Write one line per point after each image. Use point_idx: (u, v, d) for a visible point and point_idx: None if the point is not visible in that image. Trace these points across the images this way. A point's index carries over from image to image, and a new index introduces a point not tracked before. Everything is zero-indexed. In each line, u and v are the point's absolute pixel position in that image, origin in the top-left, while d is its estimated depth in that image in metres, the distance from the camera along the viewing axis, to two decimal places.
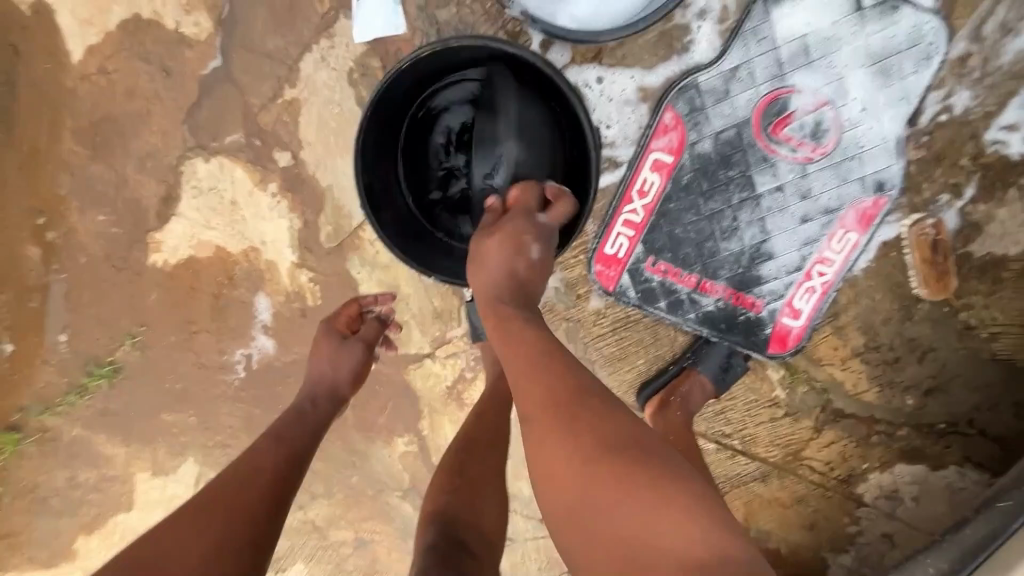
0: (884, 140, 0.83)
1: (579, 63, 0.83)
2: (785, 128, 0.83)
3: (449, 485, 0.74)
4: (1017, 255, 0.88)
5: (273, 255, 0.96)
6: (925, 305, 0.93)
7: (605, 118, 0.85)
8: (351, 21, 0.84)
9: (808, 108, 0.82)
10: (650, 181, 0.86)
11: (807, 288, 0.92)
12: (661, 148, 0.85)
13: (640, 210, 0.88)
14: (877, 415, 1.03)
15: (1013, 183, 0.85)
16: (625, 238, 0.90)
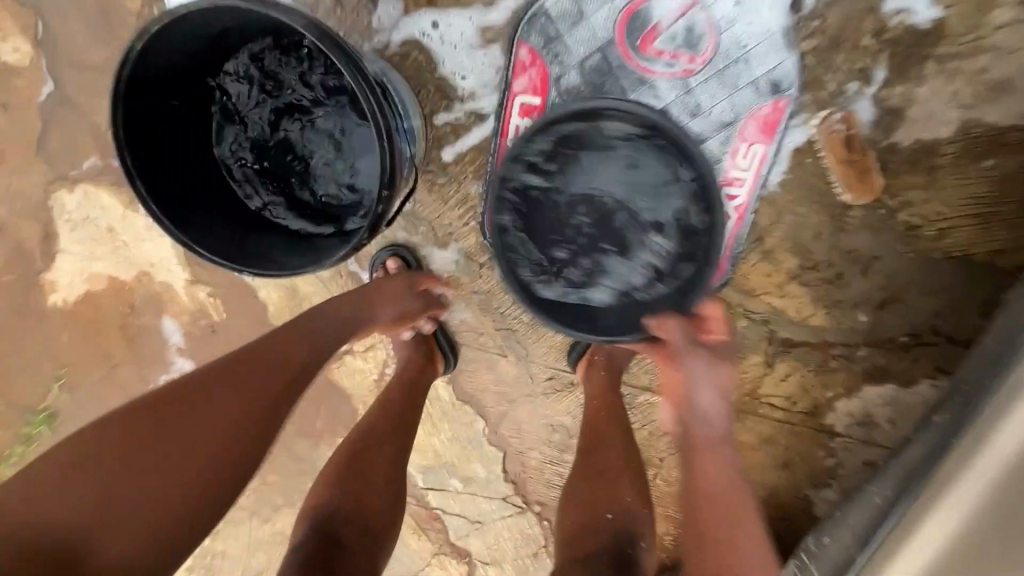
0: (768, 33, 0.73)
1: (413, 13, 0.77)
2: (654, 41, 0.74)
3: (338, 475, 0.77)
4: (949, 137, 0.78)
5: (166, 275, 0.94)
6: (857, 210, 0.83)
7: (458, 68, 0.78)
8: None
9: (675, 15, 0.73)
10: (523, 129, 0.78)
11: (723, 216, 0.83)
12: (523, 91, 0.77)
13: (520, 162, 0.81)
14: (831, 338, 0.94)
15: (928, 55, 0.74)
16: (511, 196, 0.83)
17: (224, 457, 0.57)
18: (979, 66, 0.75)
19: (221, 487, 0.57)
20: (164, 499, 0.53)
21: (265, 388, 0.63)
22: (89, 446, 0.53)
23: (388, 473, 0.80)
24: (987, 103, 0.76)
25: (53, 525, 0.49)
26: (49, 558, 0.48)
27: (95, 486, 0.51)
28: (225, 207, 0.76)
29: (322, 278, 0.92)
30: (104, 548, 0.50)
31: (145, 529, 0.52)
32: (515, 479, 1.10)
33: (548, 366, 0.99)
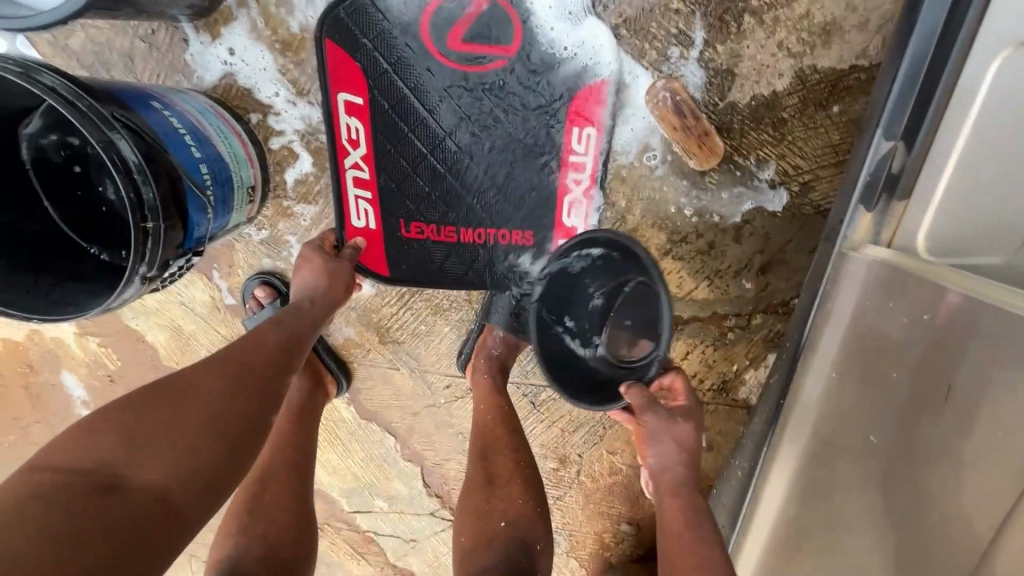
0: (572, 15, 0.75)
1: (224, 37, 0.78)
2: (463, 36, 0.75)
3: (239, 524, 0.75)
4: (787, 88, 0.76)
5: (55, 332, 0.96)
6: (712, 174, 0.81)
7: (272, 89, 0.80)
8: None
9: (476, 6, 0.74)
10: (353, 128, 0.79)
11: (572, 201, 0.81)
12: (345, 91, 0.78)
13: (362, 163, 0.80)
14: (723, 310, 0.89)
15: (743, 10, 0.73)
16: (365, 202, 0.82)
17: (209, 437, 0.53)
18: (799, 12, 0.73)
19: (193, 499, 0.50)
20: (192, 450, 0.51)
21: (252, 367, 0.61)
22: (105, 409, 0.51)
23: (291, 505, 0.79)
24: (817, 48, 0.74)
25: (105, 450, 0.48)
26: (88, 479, 0.46)
27: (118, 442, 0.49)
28: (62, 268, 0.64)
29: (201, 314, 0.93)
30: (139, 475, 0.48)
31: (69, 526, 0.43)
32: (438, 493, 1.07)
33: (443, 373, 0.97)
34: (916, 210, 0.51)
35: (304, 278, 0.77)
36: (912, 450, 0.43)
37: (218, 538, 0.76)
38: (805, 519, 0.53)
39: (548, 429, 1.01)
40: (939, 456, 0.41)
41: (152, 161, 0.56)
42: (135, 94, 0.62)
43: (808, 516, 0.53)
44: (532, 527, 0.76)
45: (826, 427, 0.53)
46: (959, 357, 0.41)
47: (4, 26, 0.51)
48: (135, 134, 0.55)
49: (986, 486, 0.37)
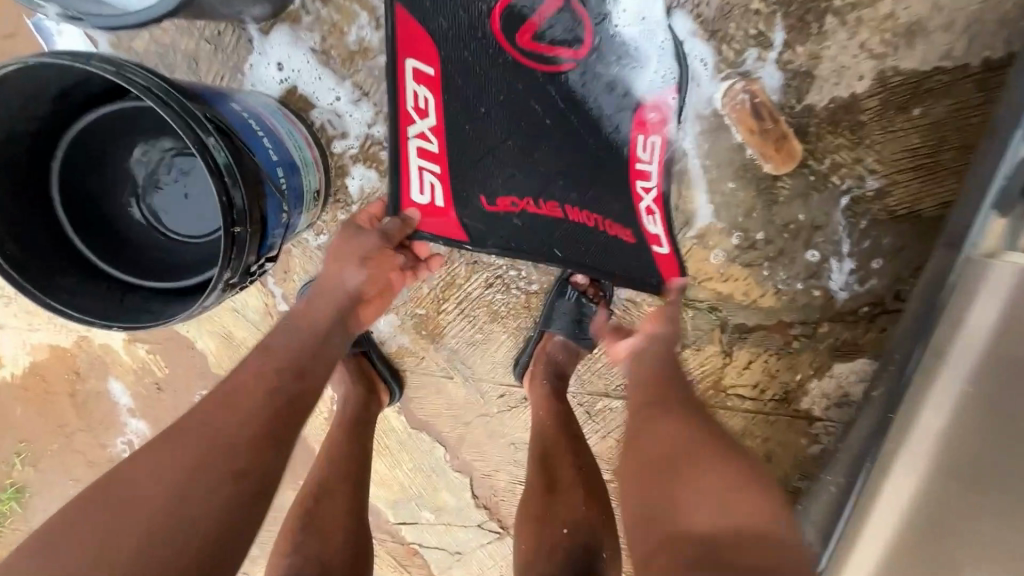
0: (645, 19, 0.73)
1: (290, 39, 0.77)
2: (536, 32, 0.72)
3: (292, 543, 0.70)
4: (867, 91, 0.74)
5: (105, 338, 0.94)
6: (785, 179, 0.78)
7: (330, 94, 0.78)
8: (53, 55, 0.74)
9: (551, 3, 0.71)
10: (422, 97, 0.72)
11: (642, 187, 0.76)
12: (415, 57, 0.71)
13: (430, 135, 0.72)
14: (788, 318, 0.87)
15: (824, 11, 0.72)
16: (431, 175, 0.73)
17: (168, 523, 0.48)
18: (882, 12, 0.71)
19: None
20: (152, 540, 0.47)
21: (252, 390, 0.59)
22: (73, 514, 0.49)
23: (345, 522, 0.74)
24: (900, 49, 0.72)
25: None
26: None
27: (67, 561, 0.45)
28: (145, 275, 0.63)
29: (253, 321, 0.91)
30: None
31: None
32: (487, 505, 1.04)
33: (497, 382, 0.95)
34: None
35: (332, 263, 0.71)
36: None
37: (273, 561, 0.70)
38: (924, 529, 0.50)
39: (603, 440, 0.98)
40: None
41: (238, 161, 0.54)
42: (214, 93, 0.60)
43: (926, 516, 0.50)
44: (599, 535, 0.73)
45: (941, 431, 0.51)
46: None
47: (101, 25, 0.49)
48: (221, 131, 0.54)
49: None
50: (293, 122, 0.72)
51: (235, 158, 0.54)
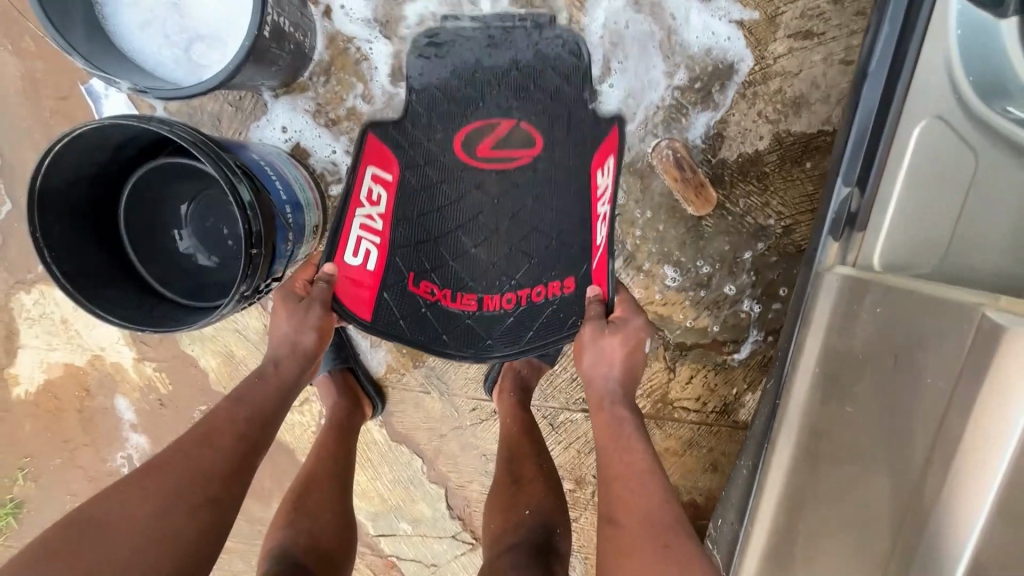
0: None
1: (297, 101, 0.93)
2: (492, 146, 0.82)
3: (287, 518, 0.79)
4: (768, 148, 0.91)
5: (116, 357, 1.04)
6: (708, 219, 0.95)
7: (328, 146, 0.94)
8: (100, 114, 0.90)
9: (504, 124, 0.82)
10: (376, 193, 0.78)
11: (602, 217, 0.73)
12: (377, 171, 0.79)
13: (377, 218, 0.78)
14: (721, 337, 1.00)
15: (728, 86, 0.90)
16: (371, 244, 0.77)
17: (152, 548, 0.55)
18: (773, 88, 0.89)
19: None
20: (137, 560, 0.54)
21: (227, 431, 0.66)
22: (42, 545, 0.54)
23: (334, 507, 0.84)
24: (789, 116, 0.90)
25: None
26: None
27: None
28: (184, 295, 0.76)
29: (252, 340, 1.03)
30: None
31: None
32: (461, 515, 1.13)
33: (469, 396, 1.07)
34: (872, 236, 0.63)
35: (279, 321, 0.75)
36: (876, 426, 0.54)
37: (271, 536, 0.78)
38: (798, 506, 0.62)
39: (566, 450, 1.09)
40: (898, 442, 0.51)
41: (258, 198, 0.68)
42: (236, 145, 0.75)
43: (804, 502, 0.62)
44: (554, 513, 0.83)
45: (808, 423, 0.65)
46: (899, 331, 0.53)
47: (159, 96, 0.63)
48: (246, 174, 0.68)
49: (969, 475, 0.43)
50: (294, 164, 0.86)
51: (260, 195, 0.69)
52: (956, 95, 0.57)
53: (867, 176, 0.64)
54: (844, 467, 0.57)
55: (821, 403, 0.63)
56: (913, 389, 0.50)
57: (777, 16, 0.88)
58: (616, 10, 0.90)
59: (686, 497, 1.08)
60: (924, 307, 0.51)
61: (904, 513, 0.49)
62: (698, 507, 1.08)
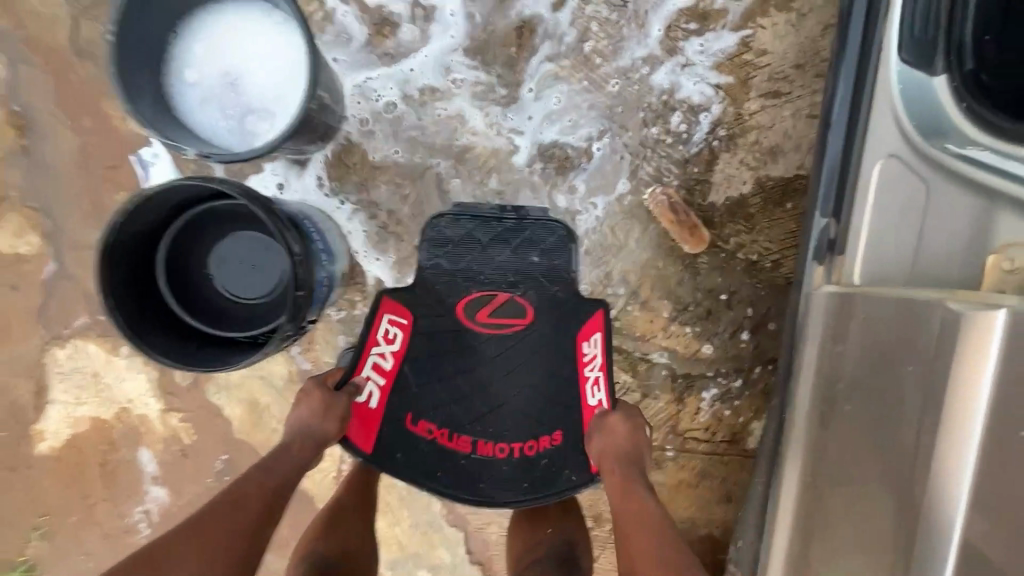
0: (577, 159, 1.02)
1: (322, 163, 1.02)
2: (489, 314, 0.90)
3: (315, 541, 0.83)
4: (751, 192, 1.02)
5: (142, 409, 1.07)
6: (703, 256, 1.04)
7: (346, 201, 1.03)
8: (145, 183, 0.99)
9: (497, 295, 0.90)
10: (392, 333, 0.88)
11: (591, 381, 0.86)
12: (393, 317, 0.88)
13: (388, 356, 0.87)
14: (723, 367, 1.07)
15: (711, 140, 1.01)
16: (376, 385, 0.86)
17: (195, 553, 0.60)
18: (750, 140, 1.01)
19: None
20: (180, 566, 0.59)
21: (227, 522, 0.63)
22: None
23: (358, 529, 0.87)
24: (768, 164, 1.01)
25: None
26: None
27: None
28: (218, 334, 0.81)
29: (278, 386, 1.07)
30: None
31: None
32: (479, 560, 1.13)
33: None
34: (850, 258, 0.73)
35: (302, 412, 0.80)
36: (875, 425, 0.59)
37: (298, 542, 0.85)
38: (809, 523, 0.69)
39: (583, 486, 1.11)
40: (914, 448, 0.52)
41: (302, 248, 0.75)
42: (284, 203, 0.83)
43: (823, 515, 0.66)
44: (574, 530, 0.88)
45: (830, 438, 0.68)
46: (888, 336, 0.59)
47: (223, 159, 0.73)
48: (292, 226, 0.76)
49: (1003, 481, 0.44)
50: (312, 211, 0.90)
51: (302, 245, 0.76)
52: (903, 135, 0.68)
53: (840, 207, 0.75)
54: (858, 473, 0.62)
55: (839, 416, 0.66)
56: (926, 395, 0.52)
57: (748, 79, 1.00)
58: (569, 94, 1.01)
59: (702, 532, 1.12)
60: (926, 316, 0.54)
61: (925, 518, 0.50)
62: (715, 540, 1.11)
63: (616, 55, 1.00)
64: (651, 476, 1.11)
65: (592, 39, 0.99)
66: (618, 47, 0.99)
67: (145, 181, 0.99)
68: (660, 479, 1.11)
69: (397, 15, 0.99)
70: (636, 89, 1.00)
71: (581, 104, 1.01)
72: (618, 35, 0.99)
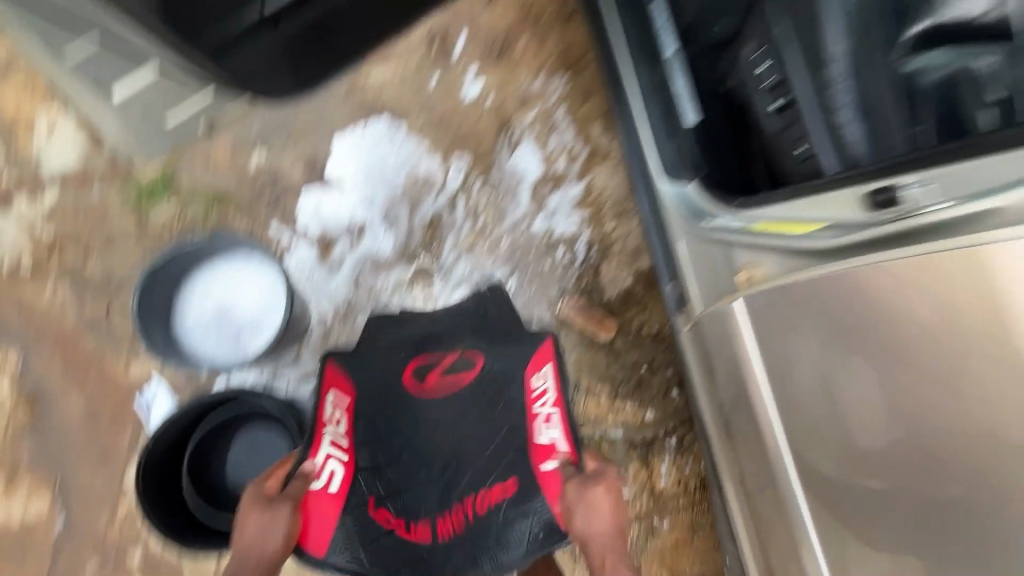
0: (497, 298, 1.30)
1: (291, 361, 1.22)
2: (439, 374, 0.93)
3: None
4: (634, 282, 1.33)
5: None
6: (617, 340, 1.30)
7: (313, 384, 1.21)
8: (147, 426, 1.15)
9: (446, 357, 0.95)
10: (331, 406, 0.84)
11: (544, 416, 0.85)
12: (333, 399, 0.85)
13: (342, 436, 0.84)
14: (669, 424, 1.26)
15: (590, 255, 1.33)
16: (338, 464, 0.81)
17: None
18: (619, 247, 1.34)
19: None
20: None
21: None
22: None
23: None
24: (638, 259, 1.33)
25: None
26: None
27: None
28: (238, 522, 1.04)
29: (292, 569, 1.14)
30: None
31: None
32: None
33: None
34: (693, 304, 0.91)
35: (251, 528, 0.75)
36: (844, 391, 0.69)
37: None
38: (756, 522, 0.83)
39: None
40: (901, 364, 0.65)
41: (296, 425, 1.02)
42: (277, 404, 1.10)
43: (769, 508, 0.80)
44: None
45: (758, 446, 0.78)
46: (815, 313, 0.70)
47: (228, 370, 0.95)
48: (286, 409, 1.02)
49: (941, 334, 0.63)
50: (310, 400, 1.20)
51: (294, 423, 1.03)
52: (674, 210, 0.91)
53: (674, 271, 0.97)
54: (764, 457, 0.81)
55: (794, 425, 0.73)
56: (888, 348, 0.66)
57: (601, 208, 1.35)
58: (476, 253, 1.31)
59: None
60: (865, 317, 0.66)
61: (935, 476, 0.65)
62: None
63: (502, 217, 1.33)
64: (649, 543, 1.22)
65: (481, 212, 1.32)
66: (501, 212, 1.33)
67: (146, 421, 1.15)
68: (658, 543, 1.22)
69: (338, 235, 1.27)
70: (524, 236, 1.33)
71: (488, 256, 1.31)
72: (499, 205, 1.33)
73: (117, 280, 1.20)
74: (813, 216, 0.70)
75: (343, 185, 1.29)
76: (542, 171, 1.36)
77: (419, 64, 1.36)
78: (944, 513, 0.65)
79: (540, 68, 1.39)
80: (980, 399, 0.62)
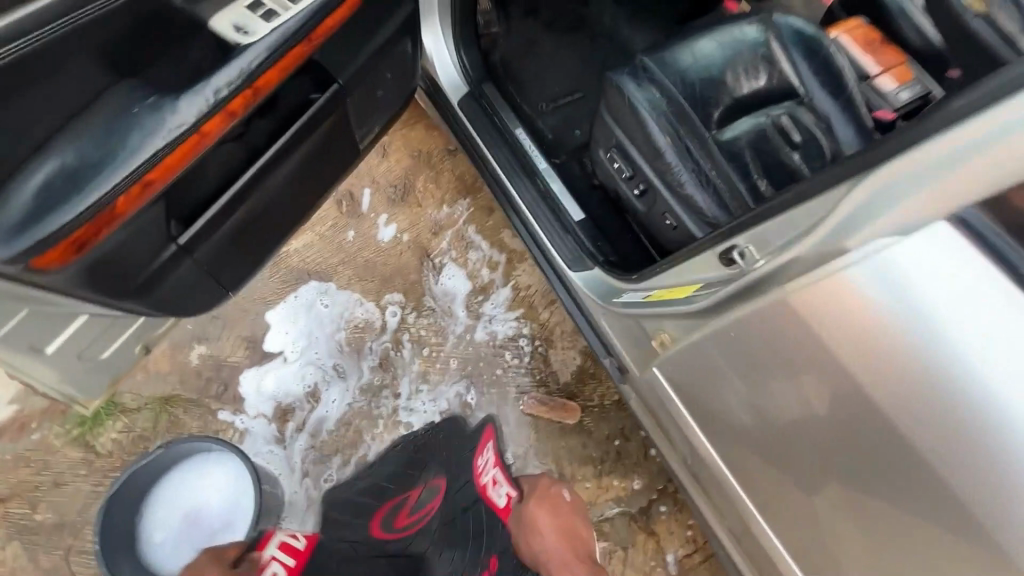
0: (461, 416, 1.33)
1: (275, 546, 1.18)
2: (409, 511, 1.13)
3: None
4: (583, 359, 1.40)
5: None
6: (585, 418, 1.34)
7: None
8: None
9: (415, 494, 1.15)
10: (292, 534, 0.96)
11: (490, 484, 1.12)
12: (283, 529, 0.96)
13: (286, 550, 0.92)
14: (658, 483, 1.29)
15: (536, 347, 1.41)
16: (283, 564, 0.89)
17: None
18: (559, 332, 1.43)
19: None
20: None
21: None
22: None
23: None
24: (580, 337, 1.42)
25: None
26: None
27: None
28: None
29: None
30: None
31: None
32: None
33: None
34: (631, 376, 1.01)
35: None
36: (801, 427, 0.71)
37: None
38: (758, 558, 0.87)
39: None
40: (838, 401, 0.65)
41: None
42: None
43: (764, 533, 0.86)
44: None
45: (733, 467, 0.86)
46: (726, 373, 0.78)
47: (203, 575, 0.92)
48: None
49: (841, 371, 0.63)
50: None
51: None
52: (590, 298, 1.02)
53: (604, 350, 1.06)
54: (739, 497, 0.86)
55: (758, 435, 0.78)
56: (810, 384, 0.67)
57: (533, 302, 1.45)
58: (431, 379, 1.35)
59: None
60: (772, 355, 0.70)
61: (922, 489, 0.62)
62: None
63: (445, 337, 1.40)
64: None
65: (424, 339, 1.39)
66: (444, 333, 1.40)
67: None
68: None
69: (295, 400, 1.29)
70: (471, 349, 1.39)
71: (441, 377, 1.35)
72: (440, 327, 1.41)
73: (69, 522, 1.16)
74: (692, 278, 0.77)
75: (286, 356, 1.33)
76: (470, 285, 1.47)
77: (334, 225, 1.49)
78: (946, 514, 0.61)
79: (443, 198, 1.55)
80: (908, 407, 0.59)
